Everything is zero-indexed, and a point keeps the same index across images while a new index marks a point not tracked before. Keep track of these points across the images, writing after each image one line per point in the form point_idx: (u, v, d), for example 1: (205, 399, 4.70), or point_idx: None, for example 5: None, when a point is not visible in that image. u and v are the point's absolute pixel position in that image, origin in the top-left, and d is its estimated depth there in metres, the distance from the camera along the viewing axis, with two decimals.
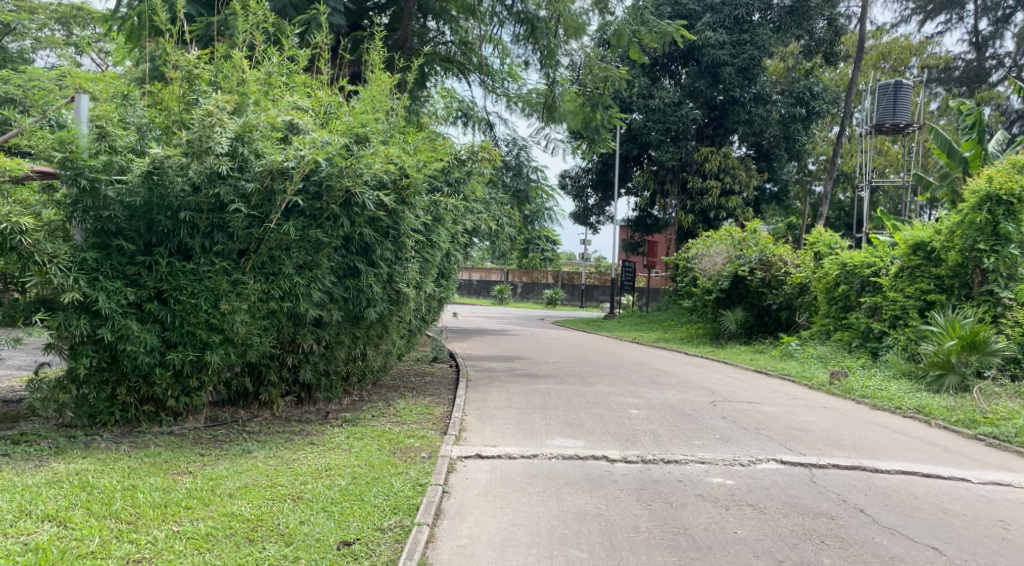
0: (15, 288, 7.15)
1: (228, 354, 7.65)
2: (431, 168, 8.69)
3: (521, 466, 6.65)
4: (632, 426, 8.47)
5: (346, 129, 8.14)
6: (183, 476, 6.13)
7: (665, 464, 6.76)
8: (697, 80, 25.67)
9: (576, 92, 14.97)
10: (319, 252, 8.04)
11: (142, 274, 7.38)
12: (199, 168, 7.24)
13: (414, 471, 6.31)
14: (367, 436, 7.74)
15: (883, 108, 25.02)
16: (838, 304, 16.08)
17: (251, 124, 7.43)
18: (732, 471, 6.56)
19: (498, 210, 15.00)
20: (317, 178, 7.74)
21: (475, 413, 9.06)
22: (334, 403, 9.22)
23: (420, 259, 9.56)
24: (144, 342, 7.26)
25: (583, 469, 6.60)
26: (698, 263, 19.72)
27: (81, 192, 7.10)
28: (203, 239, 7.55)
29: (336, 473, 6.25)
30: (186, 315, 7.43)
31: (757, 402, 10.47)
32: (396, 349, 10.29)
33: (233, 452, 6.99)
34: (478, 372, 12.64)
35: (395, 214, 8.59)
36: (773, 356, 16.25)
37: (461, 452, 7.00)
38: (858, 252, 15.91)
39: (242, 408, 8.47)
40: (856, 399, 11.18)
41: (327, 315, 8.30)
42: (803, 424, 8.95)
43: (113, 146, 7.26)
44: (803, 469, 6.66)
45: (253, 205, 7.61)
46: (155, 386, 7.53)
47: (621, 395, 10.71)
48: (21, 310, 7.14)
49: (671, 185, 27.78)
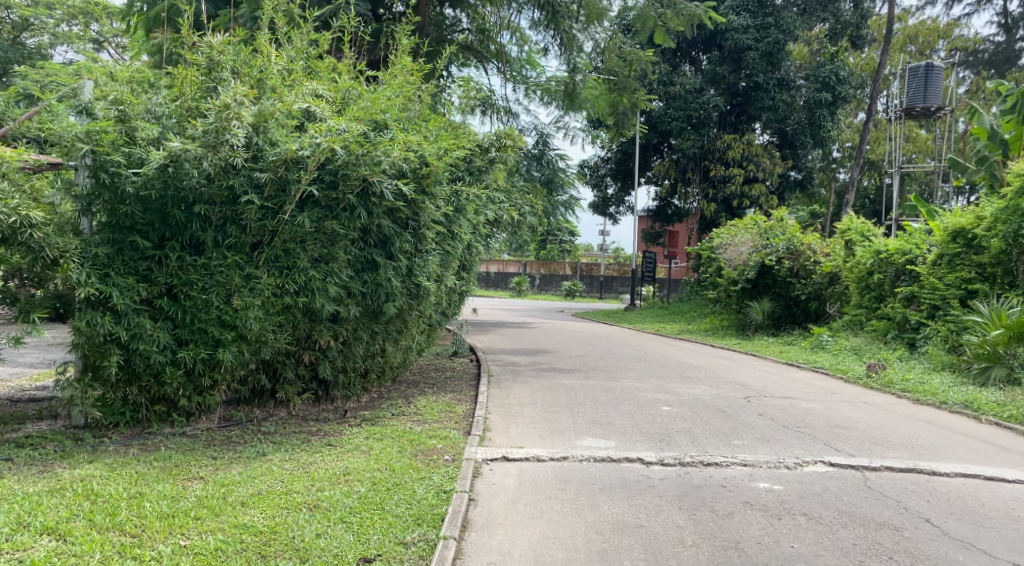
0: (34, 283, 6.87)
1: (241, 352, 7.29)
2: (452, 156, 8.29)
3: (551, 470, 6.25)
4: (665, 424, 8.06)
5: (364, 115, 7.79)
6: (194, 483, 5.78)
7: (705, 467, 6.33)
8: (720, 65, 25.12)
9: (600, 79, 14.50)
10: (334, 245, 7.62)
11: (153, 270, 7.03)
12: (214, 160, 6.83)
13: (438, 476, 5.94)
14: (387, 437, 7.35)
15: (914, 90, 24.22)
16: (872, 294, 15.51)
17: (268, 112, 7.07)
18: (778, 475, 6.13)
19: (520, 200, 14.57)
20: (332, 167, 7.35)
21: (499, 411, 8.67)
22: (352, 401, 8.86)
23: (441, 251, 9.12)
24: (156, 340, 6.94)
25: (618, 472, 6.19)
26: (722, 253, 19.32)
27: (103, 185, 6.77)
28: (215, 232, 7.19)
29: (355, 479, 5.87)
30: (197, 311, 7.07)
31: (794, 398, 10.01)
32: (416, 344, 9.91)
33: (247, 455, 6.64)
34: (500, 367, 12.27)
35: (415, 204, 8.15)
36: (804, 348, 15.72)
37: (486, 455, 6.60)
38: (892, 239, 15.38)
39: (257, 407, 8.12)
40: (897, 393, 10.68)
41: (344, 311, 7.89)
42: (845, 421, 8.50)
43: (133, 136, 6.86)
44: (854, 472, 6.24)
45: (267, 196, 7.27)
46: (165, 385, 7.18)
47: (650, 390, 10.28)
48: (38, 306, 6.83)
49: (692, 174, 27.15)
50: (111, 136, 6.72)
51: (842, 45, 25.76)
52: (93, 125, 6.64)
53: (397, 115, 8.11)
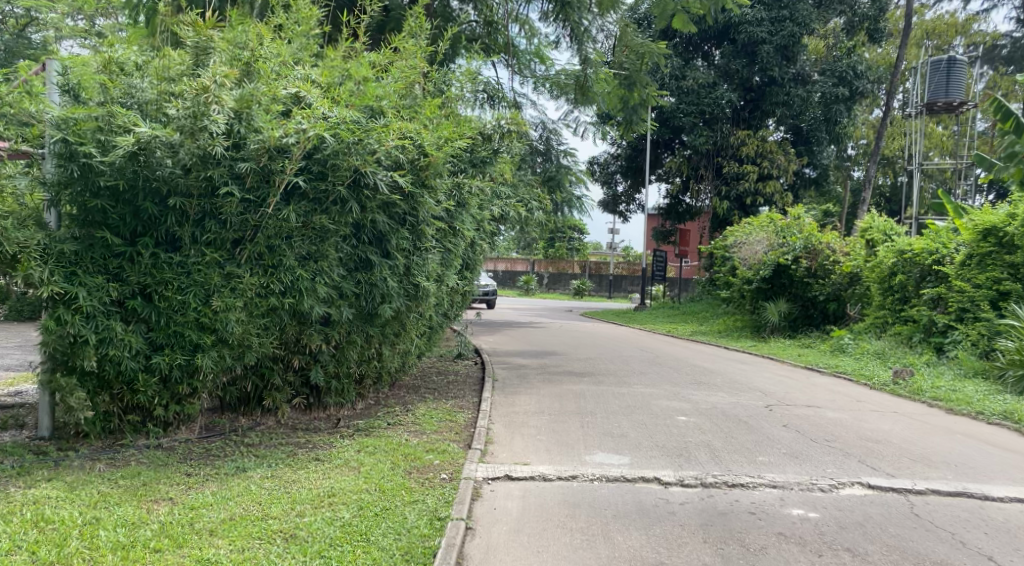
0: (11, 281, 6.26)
1: (222, 357, 6.70)
2: (454, 146, 7.64)
3: (560, 492, 5.62)
4: (682, 437, 7.43)
5: (357, 101, 7.09)
6: (161, 505, 5.24)
7: (729, 490, 5.70)
8: (733, 60, 24.50)
9: (611, 72, 13.71)
10: (324, 241, 6.97)
11: (125, 268, 6.40)
12: (191, 148, 6.24)
13: (433, 499, 5.32)
14: (380, 450, 6.75)
15: (936, 84, 23.45)
16: (894, 296, 14.85)
17: (251, 98, 6.47)
18: (813, 499, 5.51)
19: (527, 195, 13.97)
20: (321, 156, 6.73)
21: (503, 420, 8.07)
22: (347, 408, 8.27)
23: (442, 249, 8.46)
24: (128, 346, 6.33)
25: (633, 495, 5.56)
26: (737, 251, 18.68)
27: (73, 176, 6.15)
28: (193, 227, 6.56)
29: (339, 501, 5.27)
30: (174, 313, 6.47)
31: (818, 406, 9.40)
32: (415, 347, 9.27)
33: (225, 471, 6.08)
34: (505, 371, 11.63)
35: (412, 197, 7.50)
36: (824, 351, 15.03)
37: (487, 473, 6.00)
38: (916, 238, 14.70)
39: (244, 416, 7.56)
40: (927, 402, 10.05)
41: (336, 314, 7.26)
42: (877, 433, 7.89)
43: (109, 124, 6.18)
44: (897, 496, 5.62)
45: (249, 187, 6.63)
46: (139, 394, 6.58)
47: (663, 397, 9.63)
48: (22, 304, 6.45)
49: (705, 171, 26.34)
50: (87, 124, 6.07)
51: (859, 39, 25.00)
52: (70, 113, 6.04)
53: (397, 102, 7.38)
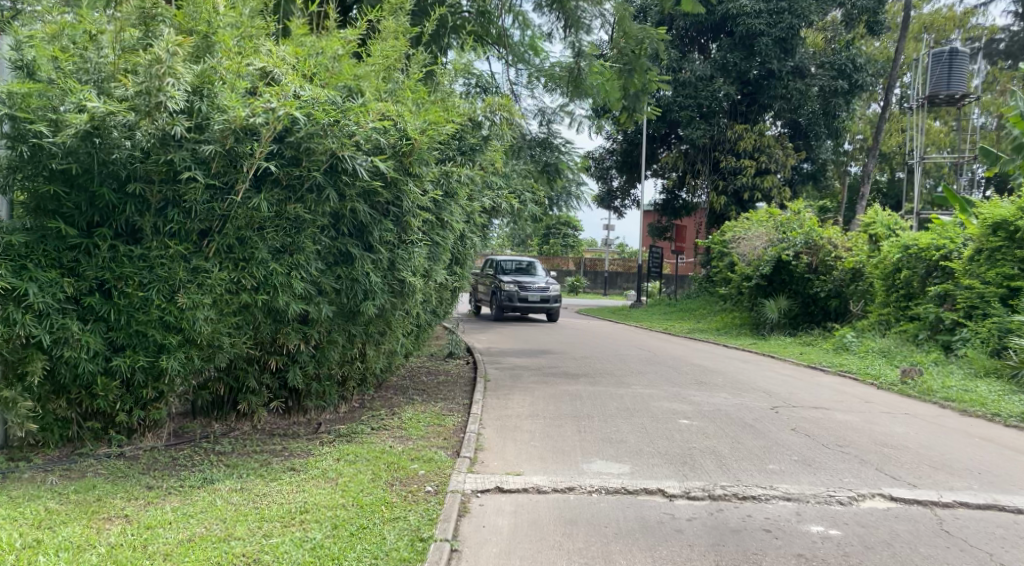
0: None
1: (190, 359, 6.20)
2: (442, 133, 7.00)
3: (555, 507, 5.15)
4: (685, 442, 6.95)
5: (334, 79, 6.54)
6: (113, 524, 4.74)
7: (740, 503, 5.22)
8: (730, 53, 23.82)
9: (607, 64, 13.17)
10: (299, 233, 6.46)
11: (82, 262, 5.91)
12: (149, 130, 5.74)
13: (415, 516, 4.83)
14: (362, 459, 6.23)
15: (937, 77, 23.02)
16: (900, 292, 14.38)
17: (213, 73, 5.97)
18: (833, 513, 5.04)
19: (520, 186, 13.41)
20: (294, 139, 6.19)
21: (494, 425, 7.57)
22: (328, 413, 7.78)
23: (429, 242, 7.91)
24: (86, 346, 5.82)
25: (635, 509, 5.09)
26: (735, 247, 18.20)
27: (23, 159, 5.74)
28: (155, 217, 6.06)
29: (312, 519, 4.77)
30: (134, 311, 5.97)
31: (827, 408, 8.92)
32: (402, 347, 8.75)
33: (190, 483, 5.59)
34: (498, 370, 11.16)
35: (396, 185, 6.95)
36: (826, 349, 14.57)
37: (475, 485, 5.51)
38: (922, 233, 14.20)
39: (216, 421, 7.07)
40: (939, 403, 9.58)
41: (315, 311, 6.72)
42: (892, 438, 7.43)
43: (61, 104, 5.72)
44: (922, 509, 5.16)
45: (215, 172, 6.11)
46: (99, 399, 6.07)
47: (664, 399, 9.16)
48: None
49: (702, 166, 25.88)
50: (38, 102, 5.64)
51: (858, 32, 24.48)
52: (16, 85, 5.58)
53: (380, 85, 6.84)
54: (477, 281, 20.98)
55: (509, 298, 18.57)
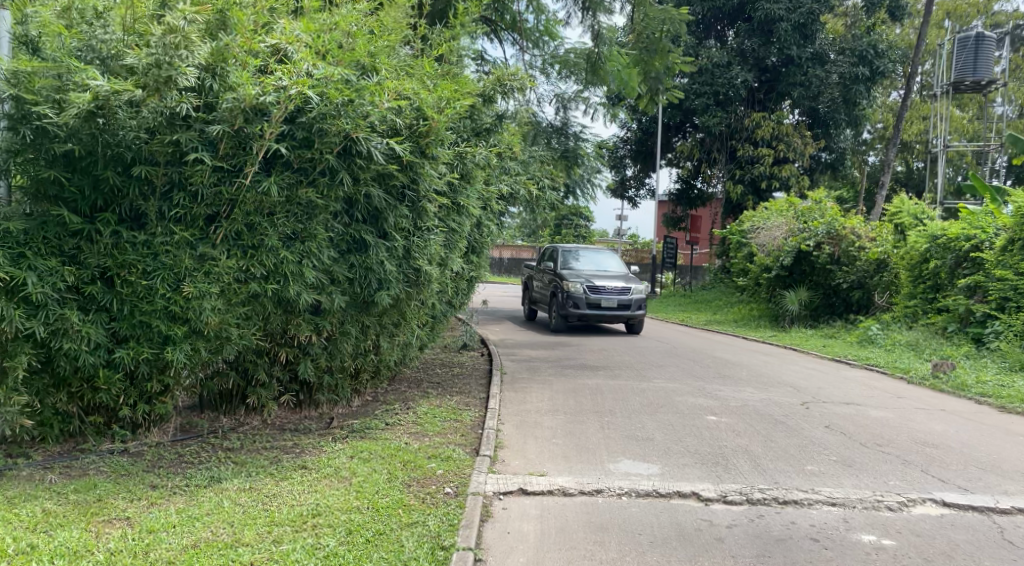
0: None
1: (197, 351, 5.89)
2: (458, 109, 6.69)
3: (584, 511, 4.83)
4: (715, 441, 6.61)
5: (348, 58, 6.06)
6: (113, 528, 4.43)
7: (782, 508, 4.88)
8: (748, 39, 23.54)
9: (626, 50, 12.75)
10: (312, 219, 6.15)
11: (83, 249, 5.60)
12: (155, 107, 5.44)
13: (436, 520, 4.52)
14: (376, 457, 5.92)
15: (963, 62, 22.43)
16: (927, 284, 14.02)
17: (227, 51, 5.62)
18: (883, 520, 4.71)
19: (538, 172, 12.97)
20: (306, 120, 5.86)
21: (513, 421, 7.25)
22: (340, 406, 7.50)
23: (445, 228, 7.57)
24: (87, 338, 5.53)
25: (669, 515, 4.77)
26: (755, 237, 17.76)
27: (26, 142, 5.43)
28: (160, 202, 5.76)
29: (324, 524, 4.46)
30: (137, 300, 5.67)
31: (859, 404, 8.54)
32: (416, 339, 8.42)
33: (196, 481, 5.30)
34: (514, 363, 10.86)
35: (412, 168, 6.61)
36: (850, 342, 14.12)
37: (497, 487, 5.19)
38: (951, 223, 13.77)
39: (225, 415, 6.78)
40: (975, 398, 9.18)
41: (327, 301, 6.39)
42: (932, 436, 7.06)
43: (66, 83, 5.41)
44: (978, 517, 4.81)
45: (223, 154, 5.77)
46: (101, 392, 5.81)
47: (687, 393, 8.81)
48: None
49: (718, 154, 25.39)
50: (42, 81, 5.31)
51: (880, 18, 23.93)
52: (22, 65, 5.30)
53: (392, 64, 6.42)
54: (534, 274, 16.60)
55: (574, 303, 13.95)
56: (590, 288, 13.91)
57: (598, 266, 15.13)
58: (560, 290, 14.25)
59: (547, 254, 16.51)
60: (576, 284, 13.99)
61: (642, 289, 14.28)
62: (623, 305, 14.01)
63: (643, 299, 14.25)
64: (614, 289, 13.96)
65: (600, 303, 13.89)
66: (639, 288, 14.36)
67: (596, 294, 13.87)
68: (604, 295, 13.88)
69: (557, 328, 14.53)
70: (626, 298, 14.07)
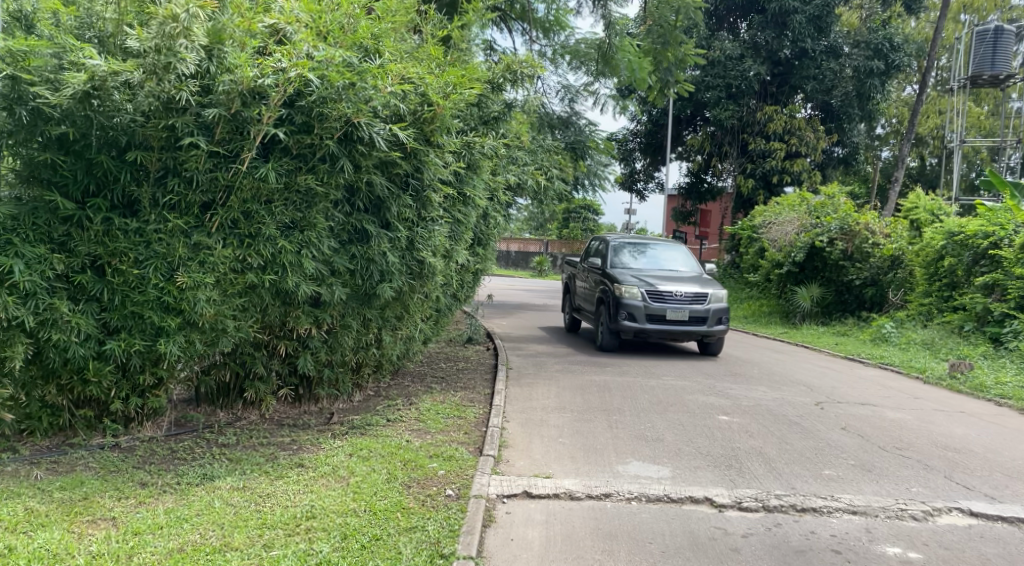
0: None
1: (191, 343, 5.69)
2: (465, 97, 6.43)
3: (593, 516, 4.60)
4: (728, 442, 6.36)
5: (351, 39, 5.81)
6: (98, 529, 4.24)
7: (800, 516, 4.65)
8: (761, 31, 23.09)
9: (639, 41, 12.43)
10: (311, 208, 5.91)
11: (74, 236, 5.37)
12: (152, 91, 5.19)
13: (435, 525, 4.30)
14: (376, 455, 5.70)
15: (980, 56, 21.98)
16: (943, 281, 13.71)
17: (224, 31, 5.36)
18: (907, 530, 4.47)
19: (546, 162, 12.65)
20: (305, 104, 5.62)
21: (518, 419, 7.02)
22: (341, 401, 7.29)
23: (450, 219, 7.32)
24: (76, 330, 5.33)
25: (681, 522, 4.54)
26: (766, 232, 17.46)
27: (19, 125, 5.10)
28: (154, 188, 5.52)
29: (319, 528, 4.25)
30: (129, 290, 5.45)
31: (875, 405, 8.28)
32: (420, 333, 8.19)
33: (188, 479, 5.09)
34: (520, 358, 10.63)
35: (416, 156, 6.37)
36: (863, 340, 13.82)
37: (501, 489, 4.97)
38: (968, 219, 13.47)
39: (222, 409, 6.57)
40: (994, 400, 8.91)
41: (327, 294, 6.15)
42: (952, 439, 6.81)
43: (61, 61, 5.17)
44: (1008, 528, 4.57)
45: (219, 139, 5.53)
46: (91, 385, 5.59)
47: (697, 392, 8.55)
48: None
49: (729, 148, 24.86)
50: (38, 61, 5.02)
51: (896, 11, 23.49)
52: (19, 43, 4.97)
53: (397, 47, 6.18)
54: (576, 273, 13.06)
55: (628, 315, 10.36)
56: (651, 295, 10.33)
57: (659, 265, 11.55)
58: (609, 296, 10.71)
59: (592, 249, 13.04)
60: (631, 288, 10.43)
61: (721, 296, 10.61)
62: (696, 319, 10.36)
63: (722, 309, 10.57)
64: (683, 296, 10.31)
65: (665, 316, 10.30)
66: (717, 293, 10.67)
67: (660, 304, 10.28)
68: (670, 305, 10.29)
69: (606, 345, 11.01)
70: (699, 308, 10.44)
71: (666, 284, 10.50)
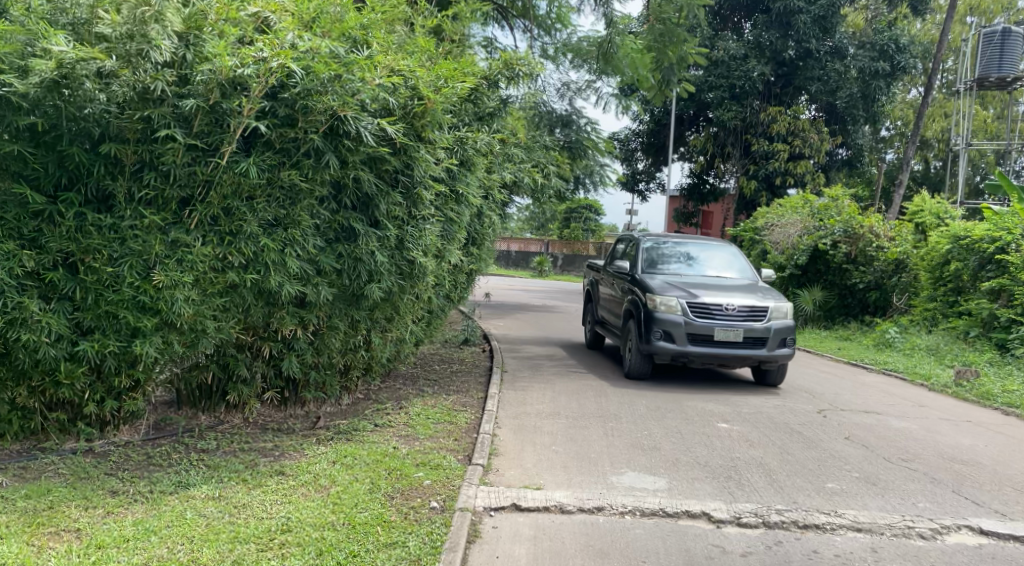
0: None
1: (168, 344, 5.47)
2: (457, 90, 6.21)
3: (585, 531, 4.37)
4: (728, 452, 6.13)
5: (339, 30, 5.64)
6: (59, 542, 4.02)
7: (802, 533, 4.42)
8: (766, 31, 22.79)
9: (642, 41, 12.18)
10: (295, 205, 5.70)
11: (45, 232, 5.13)
12: (127, 81, 5.02)
13: (416, 541, 4.08)
14: (360, 463, 5.47)
15: (988, 58, 21.69)
16: (948, 286, 13.47)
17: (201, 17, 5.18)
18: (914, 550, 4.24)
19: (543, 159, 12.37)
20: (289, 96, 5.39)
21: (511, 424, 6.78)
22: (329, 405, 7.06)
23: (442, 218, 7.10)
24: (47, 330, 5.09)
25: (677, 538, 4.31)
26: (768, 234, 17.24)
27: None
28: (130, 181, 5.29)
29: (293, 544, 4.02)
30: (103, 289, 5.22)
31: (879, 413, 8.05)
32: (412, 334, 7.97)
33: (161, 487, 4.87)
34: (516, 360, 10.40)
35: (406, 152, 6.15)
36: (866, 345, 13.59)
37: (488, 501, 4.74)
38: (974, 223, 13.23)
39: (203, 413, 6.35)
40: (1001, 409, 8.67)
41: (312, 294, 5.92)
42: (960, 450, 6.57)
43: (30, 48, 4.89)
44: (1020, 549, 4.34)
45: (197, 132, 5.30)
46: (63, 388, 5.37)
47: (696, 398, 8.32)
48: None
49: (732, 149, 24.70)
50: (8, 48, 4.77)
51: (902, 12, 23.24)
52: None
53: (386, 39, 6.01)
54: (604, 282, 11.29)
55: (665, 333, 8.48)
56: (695, 309, 8.47)
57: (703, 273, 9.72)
58: (640, 309, 8.88)
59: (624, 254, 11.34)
60: (669, 299, 8.58)
61: (782, 312, 8.68)
62: (752, 339, 8.45)
63: (786, 329, 8.60)
64: (735, 311, 8.42)
65: (711, 336, 8.41)
66: (779, 309, 8.71)
67: (706, 320, 8.42)
68: (719, 322, 8.41)
69: (637, 371, 9.10)
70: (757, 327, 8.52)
71: (713, 295, 8.62)
